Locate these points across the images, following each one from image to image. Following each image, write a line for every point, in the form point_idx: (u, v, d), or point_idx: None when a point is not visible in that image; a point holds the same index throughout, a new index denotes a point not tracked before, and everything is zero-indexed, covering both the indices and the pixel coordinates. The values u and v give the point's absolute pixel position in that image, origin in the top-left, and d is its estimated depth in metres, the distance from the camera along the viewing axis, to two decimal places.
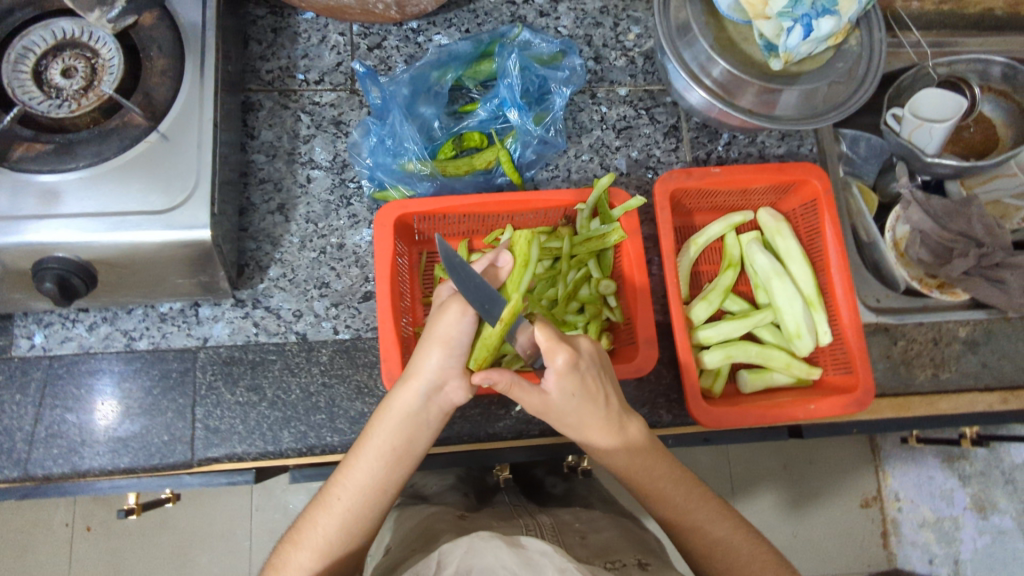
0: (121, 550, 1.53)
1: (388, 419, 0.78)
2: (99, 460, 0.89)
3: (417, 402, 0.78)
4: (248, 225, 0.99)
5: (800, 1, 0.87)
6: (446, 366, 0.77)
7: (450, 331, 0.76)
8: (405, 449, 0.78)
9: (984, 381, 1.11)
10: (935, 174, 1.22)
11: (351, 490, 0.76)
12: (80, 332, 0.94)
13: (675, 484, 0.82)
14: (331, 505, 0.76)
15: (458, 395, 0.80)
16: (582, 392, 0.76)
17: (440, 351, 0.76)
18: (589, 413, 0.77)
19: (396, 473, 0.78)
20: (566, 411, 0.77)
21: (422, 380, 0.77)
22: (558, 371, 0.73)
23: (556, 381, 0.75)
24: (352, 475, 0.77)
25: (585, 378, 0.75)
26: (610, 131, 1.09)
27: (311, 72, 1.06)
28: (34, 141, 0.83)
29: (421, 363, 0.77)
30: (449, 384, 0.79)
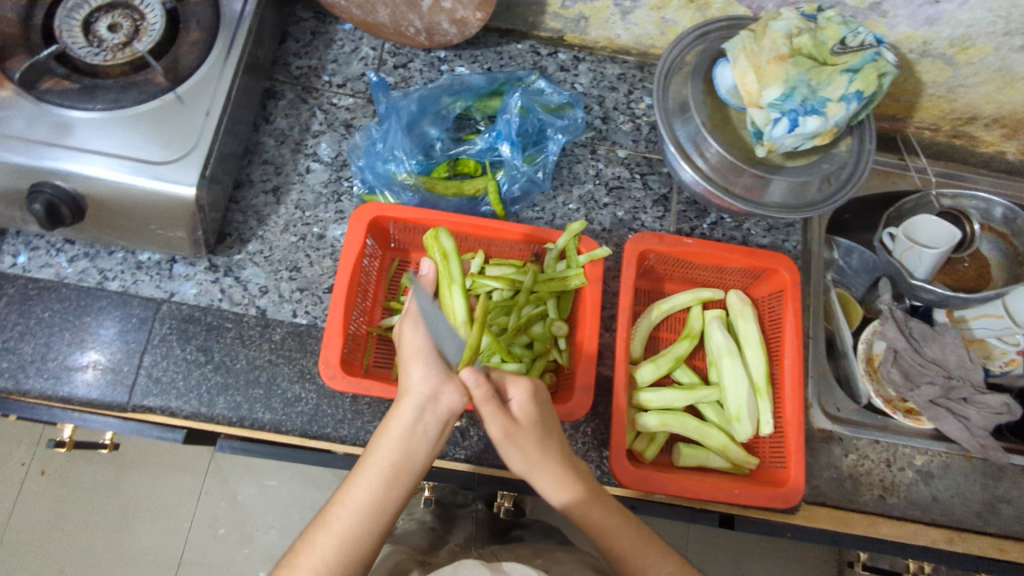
0: (66, 500, 1.54)
1: (386, 433, 0.75)
2: (44, 383, 0.93)
3: (411, 415, 0.75)
4: (240, 198, 1.04)
5: (790, 97, 0.91)
6: (430, 372, 0.76)
7: (416, 345, 0.79)
8: (403, 465, 0.74)
9: (931, 515, 1.07)
10: (923, 299, 1.21)
11: (350, 509, 0.72)
12: (60, 262, 0.99)
13: (621, 520, 0.82)
14: (329, 527, 0.71)
15: (456, 404, 0.77)
16: (541, 423, 0.80)
17: (418, 365, 0.78)
18: (547, 451, 0.80)
19: (396, 489, 0.73)
20: (527, 446, 0.79)
21: (413, 394, 0.76)
22: (519, 399, 0.79)
23: (519, 406, 0.79)
24: (350, 494, 0.73)
25: (543, 412, 0.81)
26: (602, 187, 1.14)
27: (336, 76, 1.13)
28: (64, 78, 0.90)
29: (408, 379, 0.77)
30: (443, 394, 0.76)
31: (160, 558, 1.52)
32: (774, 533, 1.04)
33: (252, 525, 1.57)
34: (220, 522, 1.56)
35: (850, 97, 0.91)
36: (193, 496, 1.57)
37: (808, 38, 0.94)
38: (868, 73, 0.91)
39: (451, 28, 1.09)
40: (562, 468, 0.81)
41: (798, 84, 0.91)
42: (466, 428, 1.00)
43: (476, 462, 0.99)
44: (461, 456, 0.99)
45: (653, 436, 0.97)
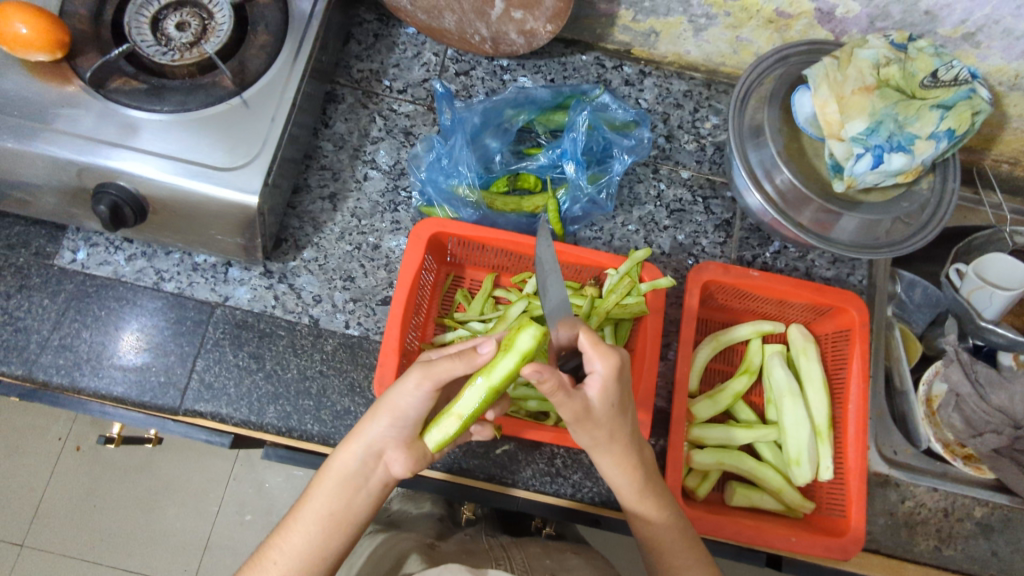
0: (99, 477, 1.55)
1: (326, 480, 0.74)
2: (98, 381, 0.93)
3: (353, 465, 0.74)
4: (297, 203, 1.03)
5: (875, 132, 0.87)
6: (389, 434, 0.73)
7: (403, 403, 0.71)
8: (343, 515, 0.74)
9: (989, 570, 1.04)
10: (989, 341, 1.17)
11: (287, 554, 0.71)
12: (118, 260, 0.99)
13: (665, 509, 0.82)
14: (268, 569, 0.70)
15: (398, 470, 0.76)
16: (620, 401, 0.72)
17: (386, 420, 0.73)
18: (620, 427, 0.74)
19: (335, 539, 0.73)
20: (603, 420, 0.72)
21: (361, 444, 0.73)
22: (602, 376, 0.69)
23: (599, 388, 0.70)
24: (290, 538, 0.72)
25: (623, 388, 0.72)
26: (663, 209, 1.10)
27: (397, 82, 1.11)
28: (133, 78, 0.89)
29: (365, 427, 0.74)
30: (388, 454, 0.75)
31: (187, 540, 1.53)
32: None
33: (276, 513, 1.57)
34: (247, 509, 1.57)
35: (940, 136, 0.87)
36: (222, 478, 1.58)
37: (897, 69, 0.89)
38: (961, 110, 0.86)
39: (519, 39, 1.06)
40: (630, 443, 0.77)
41: (885, 118, 0.87)
42: (514, 452, 0.98)
43: (523, 487, 0.97)
44: (508, 480, 0.97)
45: (707, 474, 0.96)
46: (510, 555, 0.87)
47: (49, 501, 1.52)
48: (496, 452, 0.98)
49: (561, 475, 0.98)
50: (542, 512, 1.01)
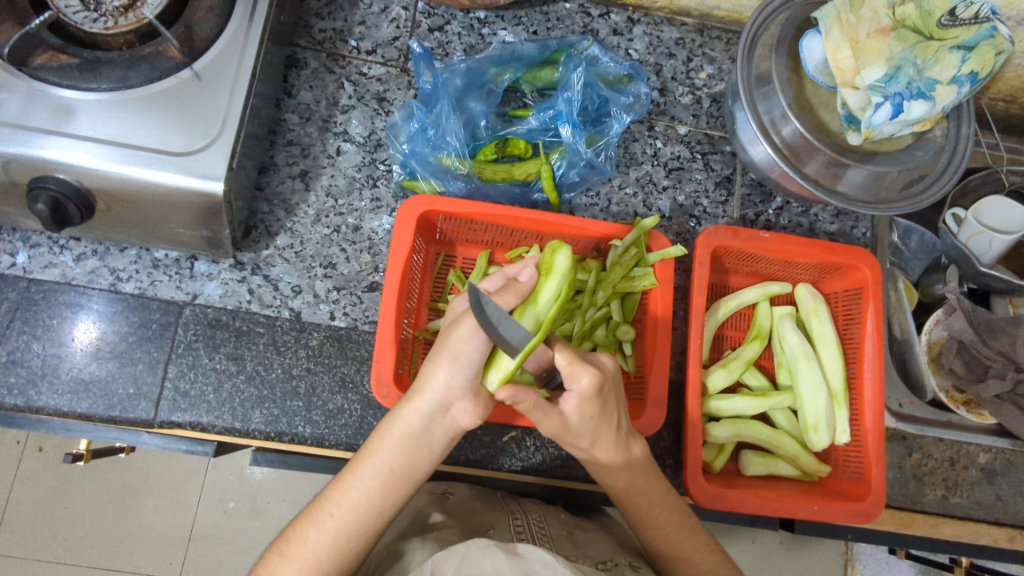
0: (69, 481, 1.38)
1: (386, 437, 0.68)
2: (57, 399, 0.83)
3: (418, 423, 0.68)
4: (264, 184, 0.93)
5: (894, 79, 0.81)
6: (454, 385, 0.66)
7: (461, 347, 0.65)
8: (405, 472, 0.69)
9: (995, 514, 1.04)
10: (985, 285, 1.12)
11: (344, 509, 0.68)
12: (66, 261, 0.88)
13: (670, 512, 0.78)
14: (323, 522, 0.68)
15: (467, 421, 0.69)
16: (601, 414, 0.67)
17: (448, 368, 0.66)
18: (602, 438, 0.70)
19: (393, 496, 0.69)
20: (581, 428, 0.68)
21: (426, 401, 0.67)
22: (578, 396, 0.65)
23: (576, 405, 0.66)
24: (347, 492, 0.68)
25: (606, 402, 0.67)
26: (660, 168, 1.03)
27: (365, 41, 1.00)
28: (61, 51, 0.77)
29: (427, 381, 0.67)
30: (456, 407, 0.68)
31: (170, 533, 1.38)
32: (836, 535, 1.01)
33: (263, 498, 1.41)
34: (230, 496, 1.40)
35: (961, 80, 0.83)
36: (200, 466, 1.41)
37: (913, 8, 0.84)
38: (984, 51, 0.82)
39: None
40: (617, 447, 0.71)
41: (903, 64, 0.82)
42: (522, 437, 0.93)
43: (533, 472, 0.92)
44: (517, 467, 0.92)
45: (722, 446, 0.93)
46: (525, 509, 0.86)
47: (12, 501, 1.35)
48: (503, 440, 0.92)
49: (572, 458, 0.93)
50: (553, 497, 0.96)
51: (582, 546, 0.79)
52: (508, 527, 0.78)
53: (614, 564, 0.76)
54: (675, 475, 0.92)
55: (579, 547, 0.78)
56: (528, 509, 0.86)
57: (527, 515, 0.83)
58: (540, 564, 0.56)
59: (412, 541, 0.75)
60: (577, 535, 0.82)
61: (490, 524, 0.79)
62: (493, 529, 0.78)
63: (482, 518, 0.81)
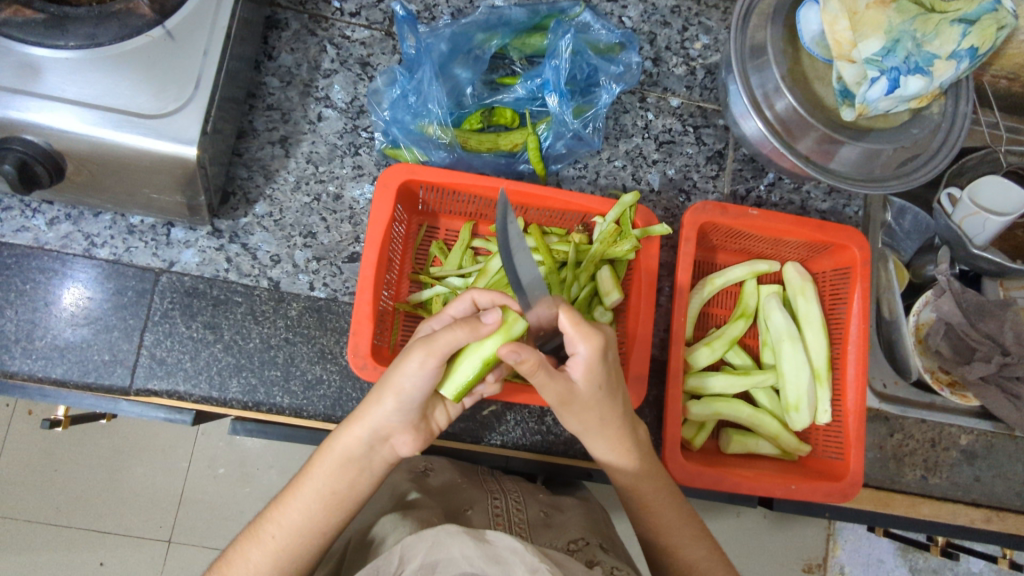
0: (55, 445, 1.37)
1: (326, 462, 0.68)
2: (31, 364, 0.82)
3: (359, 449, 0.68)
4: (243, 150, 0.91)
5: (892, 53, 0.79)
6: (394, 417, 0.66)
7: (405, 382, 0.64)
8: (345, 494, 0.69)
9: (972, 495, 1.04)
10: (977, 266, 1.11)
11: (284, 530, 0.67)
12: (38, 225, 0.86)
13: (673, 500, 0.78)
14: (264, 543, 0.67)
15: (406, 450, 0.70)
16: (607, 384, 0.68)
17: (391, 401, 0.65)
18: (609, 410, 0.70)
19: (334, 518, 0.68)
20: (589, 410, 0.69)
21: (365, 428, 0.67)
22: (586, 358, 0.65)
23: (584, 368, 0.65)
24: (288, 513, 0.68)
25: (610, 368, 0.68)
26: (651, 141, 1.01)
27: (349, 3, 0.97)
28: (25, 6, 0.73)
29: (369, 409, 0.67)
30: (395, 437, 0.69)
31: (158, 496, 1.38)
32: (813, 512, 1.01)
33: (251, 465, 1.41)
34: (220, 461, 1.41)
35: (960, 55, 0.80)
36: (190, 431, 1.41)
37: None
38: (985, 25, 0.80)
39: None
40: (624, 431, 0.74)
41: (902, 37, 0.79)
42: (502, 411, 0.92)
43: (513, 447, 0.91)
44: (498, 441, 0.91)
45: (703, 424, 0.93)
46: (503, 489, 0.86)
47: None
48: (483, 413, 0.91)
49: (552, 432, 0.92)
50: (532, 470, 0.96)
51: (556, 529, 0.79)
52: (486, 508, 0.78)
53: (585, 544, 0.75)
54: (655, 451, 0.92)
55: (554, 529, 0.78)
56: (507, 488, 0.86)
57: (505, 494, 0.84)
58: (509, 551, 0.55)
59: (388, 520, 0.75)
60: (553, 519, 0.81)
61: (468, 503, 0.79)
62: (472, 509, 0.78)
63: (462, 496, 0.81)
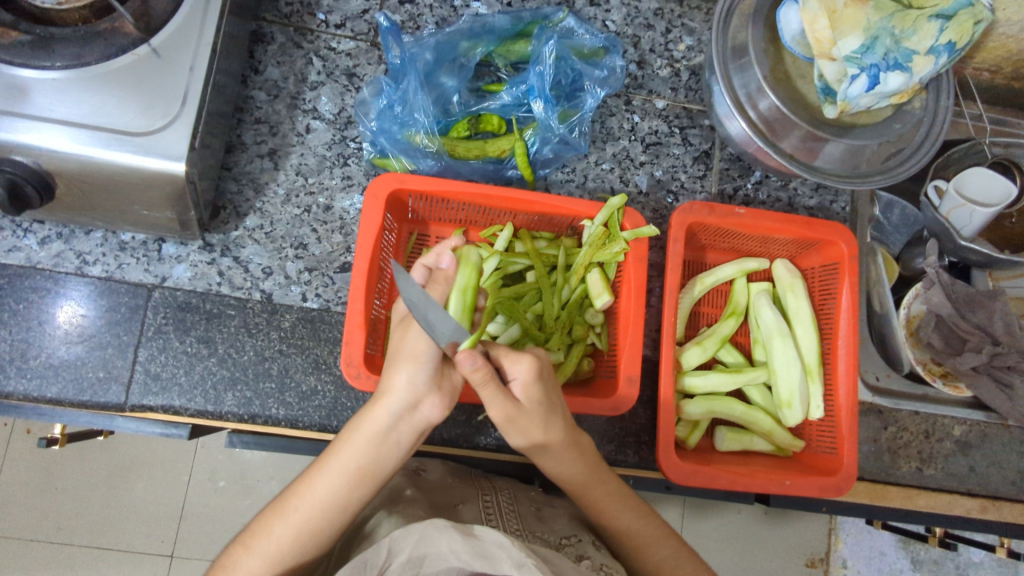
0: (55, 463, 1.37)
1: (355, 434, 0.69)
2: (26, 383, 0.83)
3: (387, 421, 0.69)
4: (232, 164, 0.91)
5: (870, 50, 0.79)
6: (418, 385, 0.70)
7: (416, 346, 0.70)
8: (373, 468, 0.69)
9: (968, 485, 1.04)
10: (965, 258, 1.12)
11: (309, 505, 0.67)
12: (30, 244, 0.86)
13: (623, 501, 0.78)
14: (287, 516, 0.67)
15: (435, 416, 0.71)
16: (546, 402, 0.70)
17: (410, 370, 0.69)
18: (549, 424, 0.71)
19: (360, 492, 0.69)
20: (529, 425, 0.70)
21: (393, 399, 0.69)
22: (523, 380, 0.69)
23: (523, 389, 0.69)
24: (313, 489, 0.68)
25: (549, 389, 0.71)
26: (638, 143, 1.02)
27: (333, 15, 0.98)
28: (11, 28, 0.73)
29: (392, 381, 0.70)
30: (424, 404, 0.70)
31: (159, 511, 1.38)
32: (810, 507, 1.02)
33: (252, 477, 1.42)
34: (220, 474, 1.41)
35: (939, 50, 0.81)
36: (189, 445, 1.41)
37: None
38: (962, 21, 0.81)
39: None
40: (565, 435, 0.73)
41: (881, 33, 0.80)
42: None
43: (508, 450, 0.92)
44: (494, 445, 0.92)
45: (696, 422, 0.93)
46: (497, 486, 0.86)
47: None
48: (479, 419, 0.92)
49: None
50: (529, 474, 0.96)
51: (548, 524, 0.80)
52: (477, 505, 0.78)
53: (576, 541, 0.76)
54: (650, 451, 0.92)
55: (545, 523, 0.79)
56: (499, 486, 0.86)
57: (497, 491, 0.84)
58: (495, 547, 0.56)
59: (379, 516, 0.75)
60: (544, 513, 0.82)
61: (459, 499, 0.80)
62: (462, 505, 0.78)
63: (452, 494, 0.81)
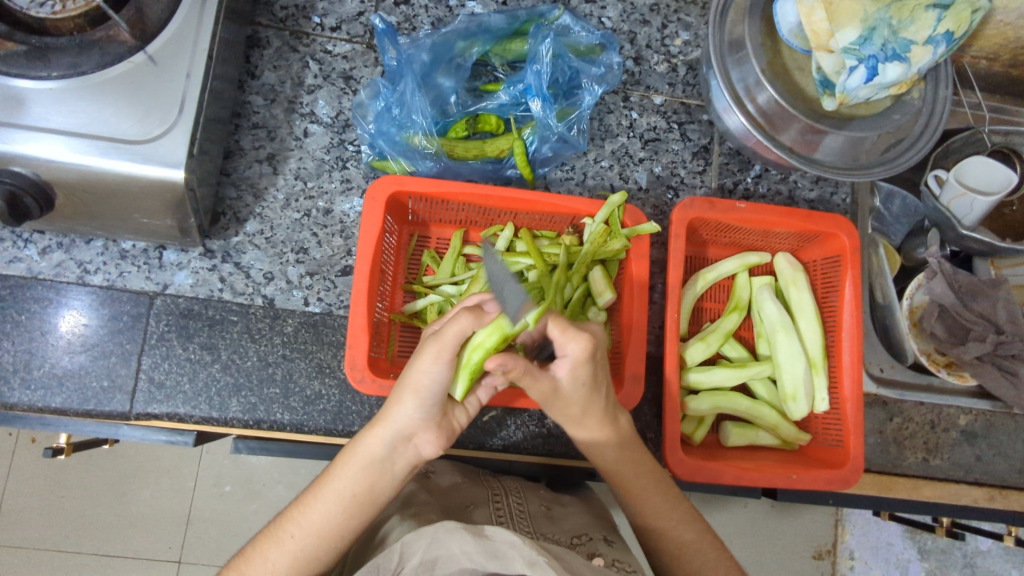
0: (60, 471, 1.38)
1: (348, 464, 0.68)
2: (31, 394, 0.83)
3: (382, 451, 0.68)
4: (231, 170, 0.91)
5: (869, 41, 0.79)
6: (417, 416, 0.67)
7: (422, 379, 0.65)
8: (367, 496, 0.69)
9: (975, 475, 1.04)
10: (967, 247, 1.11)
11: (304, 531, 0.68)
12: (30, 255, 0.86)
13: (656, 483, 0.79)
14: (283, 543, 0.68)
15: (429, 450, 0.70)
16: (591, 381, 0.68)
17: (411, 400, 0.66)
18: (594, 404, 0.71)
19: (355, 519, 0.69)
20: (574, 401, 0.70)
21: (388, 430, 0.67)
22: (573, 360, 0.65)
23: (569, 369, 0.66)
24: (308, 514, 0.68)
25: (597, 368, 0.68)
26: (636, 140, 1.01)
27: (329, 18, 0.97)
28: (6, 38, 0.73)
29: (390, 411, 0.67)
30: (420, 437, 0.69)
31: (166, 518, 1.38)
32: (817, 500, 1.01)
33: (258, 481, 1.42)
34: (225, 479, 1.41)
35: (936, 40, 0.81)
36: (194, 451, 1.41)
37: None
38: (959, 10, 0.81)
39: None
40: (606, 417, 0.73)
41: (878, 24, 0.80)
42: (502, 416, 0.92)
43: (515, 450, 0.92)
44: (499, 445, 0.92)
45: (702, 418, 0.93)
46: (505, 486, 0.86)
47: (5, 493, 1.35)
48: (484, 419, 0.92)
49: (553, 435, 0.93)
50: (535, 473, 0.96)
51: (560, 525, 0.79)
52: (488, 507, 0.78)
53: (588, 539, 0.76)
54: (656, 447, 0.92)
55: (556, 523, 0.79)
56: (508, 486, 0.86)
57: (506, 493, 0.84)
58: (507, 546, 0.56)
59: (392, 523, 0.75)
60: (555, 513, 0.82)
61: (469, 501, 0.79)
62: (474, 507, 0.78)
63: (464, 495, 0.81)
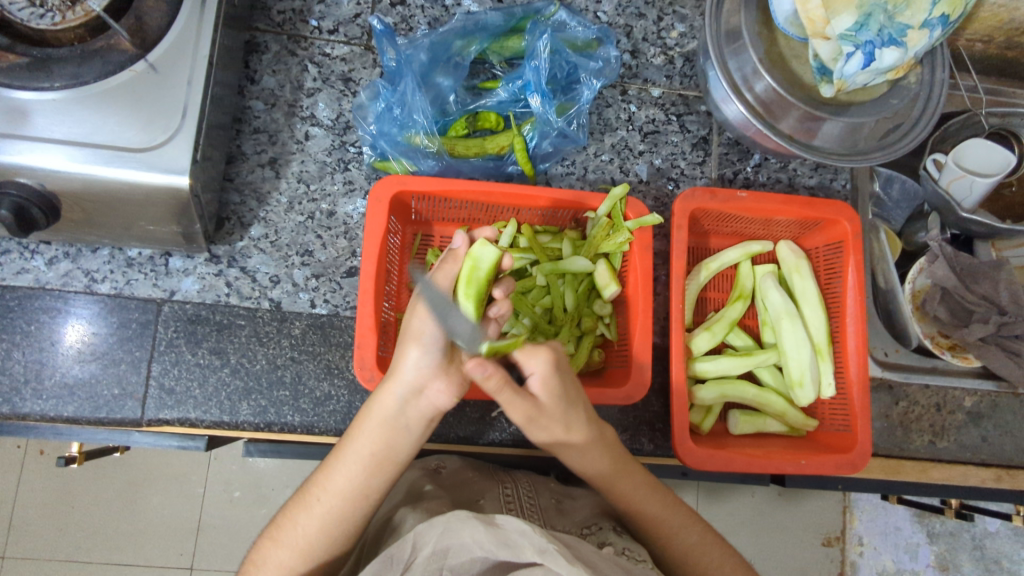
0: (69, 482, 1.38)
1: (366, 423, 0.68)
2: (42, 404, 0.83)
3: (394, 407, 0.67)
4: (234, 175, 0.92)
5: (865, 27, 0.79)
6: (423, 365, 0.65)
7: (422, 325, 0.64)
8: (386, 455, 0.69)
9: (981, 456, 1.05)
10: (968, 230, 1.12)
11: (329, 493, 0.68)
12: (38, 265, 0.87)
13: (652, 491, 0.78)
14: (311, 508, 0.68)
15: (443, 400, 0.67)
16: (563, 393, 0.67)
17: (417, 350, 0.65)
18: (571, 423, 0.69)
19: (377, 479, 0.69)
20: (549, 421, 0.68)
21: (400, 384, 0.66)
22: (540, 376, 0.64)
23: (539, 385, 0.65)
24: (332, 477, 0.69)
25: (565, 379, 0.67)
26: (636, 133, 1.02)
27: (326, 21, 0.98)
28: (7, 50, 0.73)
29: (400, 364, 0.66)
30: (430, 388, 0.66)
31: (176, 525, 1.39)
32: (825, 486, 1.02)
33: (266, 485, 1.42)
34: (235, 485, 1.41)
35: (932, 24, 0.82)
36: (203, 457, 1.42)
37: None
38: None
39: None
40: (588, 434, 0.71)
41: (874, 10, 0.79)
42: None
43: (524, 445, 0.93)
44: (507, 441, 0.93)
45: (709, 407, 0.94)
46: (516, 479, 0.87)
47: (17, 505, 1.36)
48: (493, 415, 0.93)
49: None
50: (545, 467, 0.97)
51: (571, 518, 0.80)
52: (499, 499, 0.79)
53: (598, 528, 0.77)
54: (664, 438, 0.93)
55: (567, 516, 0.80)
56: (519, 480, 0.87)
57: (517, 485, 0.85)
58: (518, 534, 0.56)
59: (403, 512, 0.75)
60: (566, 506, 0.83)
61: (480, 494, 0.80)
62: (484, 499, 0.79)
63: (473, 489, 0.82)
